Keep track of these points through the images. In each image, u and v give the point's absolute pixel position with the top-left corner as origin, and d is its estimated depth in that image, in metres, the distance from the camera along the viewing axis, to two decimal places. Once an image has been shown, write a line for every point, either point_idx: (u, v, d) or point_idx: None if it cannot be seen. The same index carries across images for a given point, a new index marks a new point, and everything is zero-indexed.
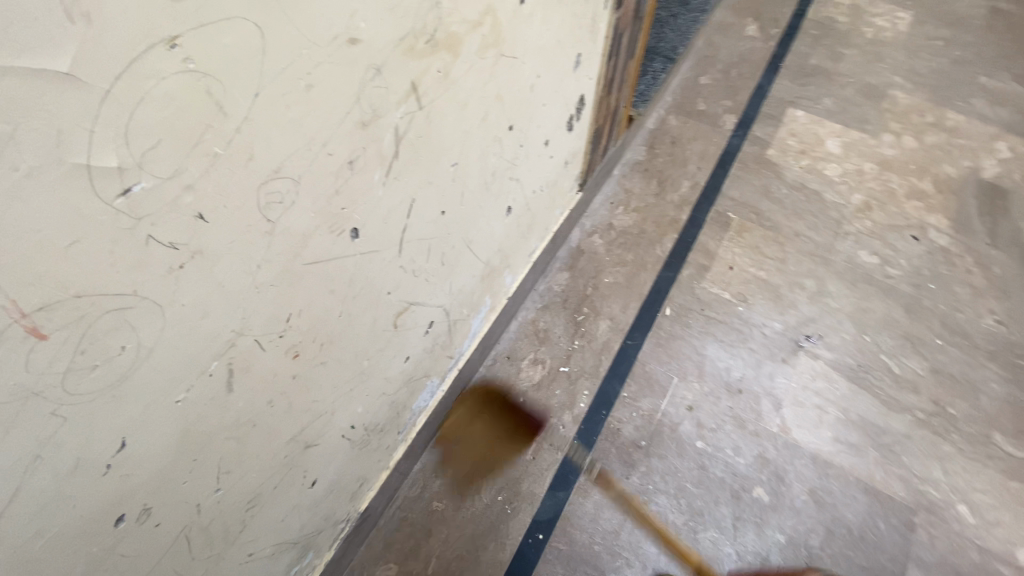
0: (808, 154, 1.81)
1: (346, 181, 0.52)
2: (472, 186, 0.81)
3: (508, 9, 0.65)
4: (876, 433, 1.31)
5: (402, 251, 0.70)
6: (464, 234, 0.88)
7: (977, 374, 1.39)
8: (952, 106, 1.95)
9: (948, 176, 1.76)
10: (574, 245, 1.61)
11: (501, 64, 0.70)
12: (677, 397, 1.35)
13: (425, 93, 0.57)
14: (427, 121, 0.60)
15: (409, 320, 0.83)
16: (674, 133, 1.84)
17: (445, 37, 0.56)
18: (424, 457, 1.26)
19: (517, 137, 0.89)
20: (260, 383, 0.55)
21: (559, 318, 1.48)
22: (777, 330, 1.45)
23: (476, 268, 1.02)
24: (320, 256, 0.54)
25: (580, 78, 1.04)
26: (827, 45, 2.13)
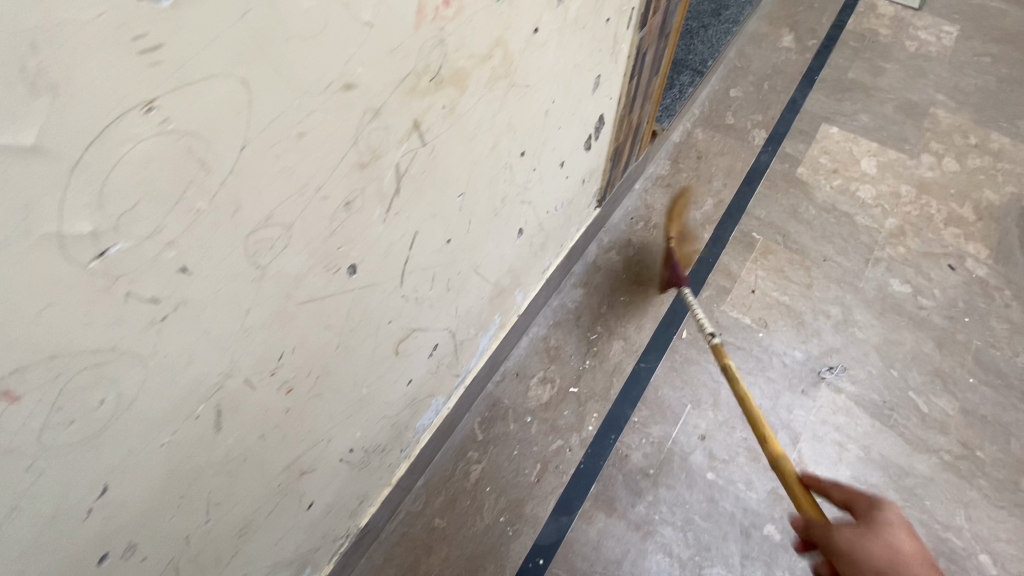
0: (840, 174, 1.73)
1: (343, 222, 0.51)
2: (481, 214, 0.80)
3: (520, 39, 0.63)
4: (898, 474, 1.25)
5: (405, 282, 0.69)
6: (472, 259, 0.86)
7: (1012, 416, 1.31)
8: (998, 127, 1.85)
9: (991, 202, 1.67)
10: (591, 260, 1.58)
11: (512, 94, 0.68)
12: (689, 425, 1.32)
13: (429, 129, 0.55)
14: (431, 156, 0.58)
15: (412, 346, 0.82)
16: (700, 147, 1.79)
17: (450, 73, 0.54)
18: (427, 473, 1.25)
19: (530, 162, 0.87)
20: (251, 420, 0.55)
21: (571, 337, 1.45)
22: (798, 359, 1.40)
23: (484, 289, 1.00)
24: (315, 295, 0.53)
25: (599, 98, 1.01)
26: (866, 59, 2.04)
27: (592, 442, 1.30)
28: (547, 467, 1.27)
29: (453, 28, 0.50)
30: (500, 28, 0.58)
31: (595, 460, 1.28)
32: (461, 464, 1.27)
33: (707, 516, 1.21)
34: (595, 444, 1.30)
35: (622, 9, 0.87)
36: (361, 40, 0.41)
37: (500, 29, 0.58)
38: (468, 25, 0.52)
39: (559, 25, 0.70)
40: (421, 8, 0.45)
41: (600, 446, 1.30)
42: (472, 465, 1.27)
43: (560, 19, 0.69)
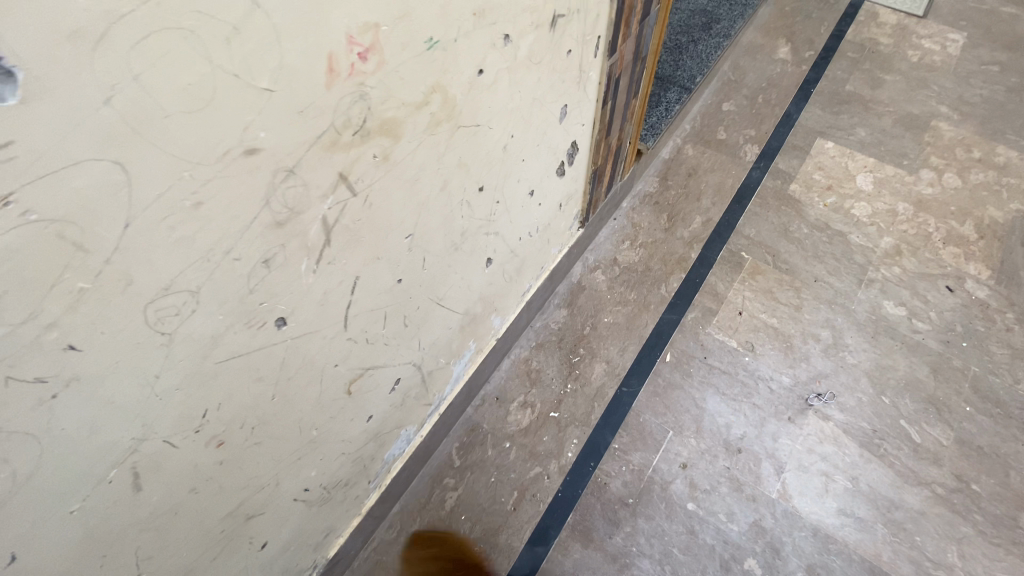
0: (835, 190, 1.69)
1: (262, 279, 0.50)
2: (438, 251, 0.78)
3: (462, 82, 0.61)
4: (887, 508, 1.20)
5: (350, 327, 0.67)
6: (433, 294, 0.84)
7: (1009, 448, 1.26)
8: (1004, 139, 1.79)
9: (994, 220, 1.61)
10: (575, 280, 1.56)
11: (460, 135, 0.66)
12: (670, 452, 1.29)
13: (359, 180, 0.54)
14: (366, 205, 0.57)
15: (368, 384, 0.80)
16: (690, 163, 1.76)
17: (379, 124, 0.52)
18: (402, 500, 1.24)
19: (491, 196, 0.85)
20: (177, 476, 0.54)
21: (553, 359, 1.43)
22: (785, 384, 1.36)
23: (452, 319, 0.98)
24: (237, 351, 0.52)
25: (569, 126, 0.99)
26: (866, 70, 1.99)
27: (570, 471, 1.28)
28: (527, 493, 1.25)
29: (377, 81, 0.49)
30: (437, 74, 0.56)
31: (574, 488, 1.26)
32: (437, 491, 1.25)
33: (687, 549, 1.18)
34: (573, 473, 1.28)
35: (585, 39, 0.85)
36: (261, 106, 0.40)
37: (436, 75, 0.56)
38: (395, 76, 0.51)
39: (510, 63, 0.68)
40: (332, 66, 0.44)
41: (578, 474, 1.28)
42: (448, 492, 1.25)
43: (510, 57, 0.68)
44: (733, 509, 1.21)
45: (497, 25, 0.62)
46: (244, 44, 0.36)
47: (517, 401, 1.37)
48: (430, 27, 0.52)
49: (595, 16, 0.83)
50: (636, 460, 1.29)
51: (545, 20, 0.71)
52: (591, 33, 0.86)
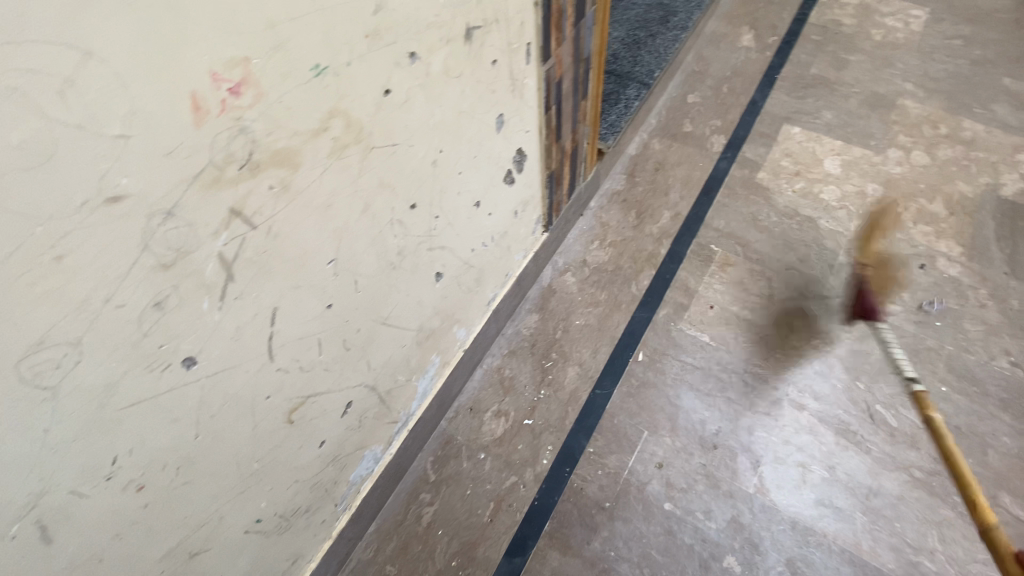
0: (803, 176, 1.68)
1: (156, 322, 0.49)
2: (373, 272, 0.77)
3: (366, 104, 0.60)
4: (865, 495, 1.19)
5: (277, 357, 0.66)
6: (376, 314, 0.83)
7: (987, 427, 1.24)
8: (971, 113, 1.77)
9: (963, 195, 1.59)
10: (545, 284, 1.55)
11: (374, 156, 0.65)
12: (646, 453, 1.27)
13: (256, 213, 0.53)
14: (270, 237, 0.56)
15: (312, 411, 0.79)
16: (657, 158, 1.75)
17: (270, 155, 0.51)
18: (378, 519, 1.23)
19: (428, 211, 0.84)
20: (95, 523, 0.54)
21: (526, 365, 1.42)
22: (759, 376, 1.35)
23: (405, 337, 0.97)
24: (140, 395, 0.52)
25: (509, 134, 0.98)
26: (830, 52, 1.97)
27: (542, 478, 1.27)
28: (506, 502, 1.24)
29: (257, 114, 0.48)
30: (333, 99, 0.55)
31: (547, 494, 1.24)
32: (413, 508, 1.24)
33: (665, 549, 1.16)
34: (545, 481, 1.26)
35: (510, 48, 0.84)
36: (117, 153, 0.40)
37: (332, 99, 0.55)
38: (279, 106, 0.50)
39: (422, 80, 0.67)
40: (196, 103, 0.43)
41: (553, 480, 1.26)
42: (424, 507, 1.24)
43: (422, 74, 0.67)
44: (711, 504, 1.20)
45: (399, 44, 0.61)
46: (82, 95, 0.37)
47: (492, 410, 1.36)
48: (313, 53, 0.51)
49: (519, 24, 0.83)
50: (612, 461, 1.27)
51: (458, 34, 0.70)
52: (518, 41, 0.85)
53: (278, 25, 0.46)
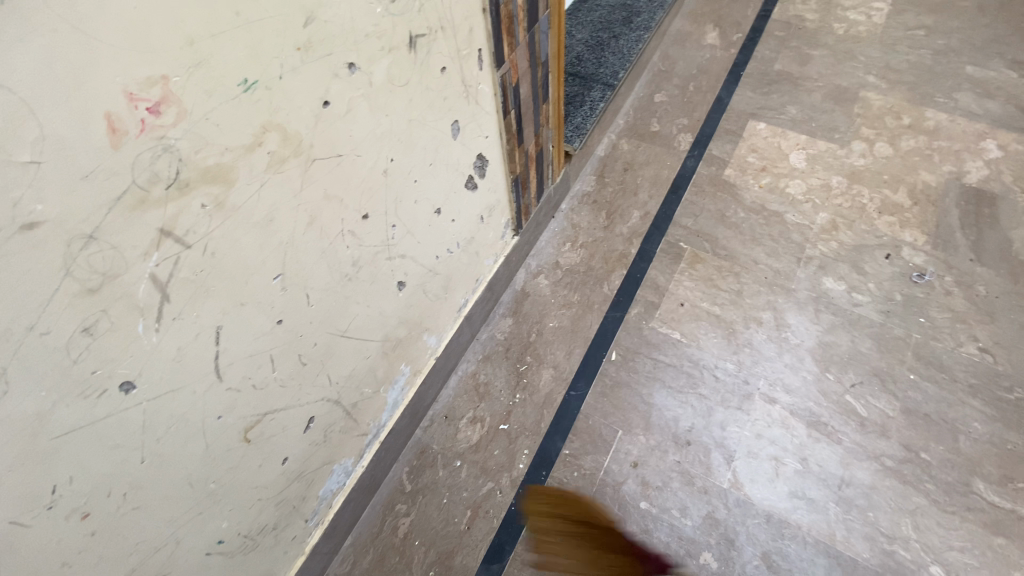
0: (769, 171, 1.70)
1: (88, 348, 0.48)
2: (326, 285, 0.76)
3: (304, 116, 0.60)
4: (837, 485, 1.20)
5: (226, 376, 0.66)
6: (333, 327, 0.82)
7: (957, 413, 1.27)
8: (933, 103, 1.80)
9: (927, 184, 1.62)
10: (518, 287, 1.54)
11: (317, 168, 0.65)
12: (620, 452, 1.28)
13: (189, 232, 0.52)
14: (207, 255, 0.55)
15: (270, 428, 0.78)
16: (625, 159, 1.76)
17: (200, 173, 0.51)
18: (354, 532, 1.22)
19: (384, 221, 0.84)
20: (36, 556, 0.52)
21: (500, 370, 1.41)
22: (730, 371, 1.36)
23: (369, 348, 0.96)
24: (76, 423, 0.50)
25: (467, 141, 0.98)
26: (793, 47, 2.00)
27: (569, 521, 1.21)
28: (484, 509, 1.23)
29: (181, 132, 0.47)
30: (266, 113, 0.55)
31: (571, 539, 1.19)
32: (389, 519, 1.23)
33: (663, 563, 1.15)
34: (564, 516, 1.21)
35: (460, 54, 0.84)
36: (28, 179, 0.39)
37: (265, 113, 0.55)
38: (207, 123, 0.49)
39: (365, 90, 0.67)
40: (112, 125, 0.42)
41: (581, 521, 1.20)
42: (401, 519, 1.23)
43: (364, 84, 0.67)
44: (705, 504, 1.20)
45: (335, 55, 0.60)
46: None
47: (465, 417, 1.35)
48: (240, 68, 0.50)
49: (466, 30, 0.82)
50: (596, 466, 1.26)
51: (400, 43, 0.70)
52: (468, 48, 0.85)
53: (197, 41, 0.46)
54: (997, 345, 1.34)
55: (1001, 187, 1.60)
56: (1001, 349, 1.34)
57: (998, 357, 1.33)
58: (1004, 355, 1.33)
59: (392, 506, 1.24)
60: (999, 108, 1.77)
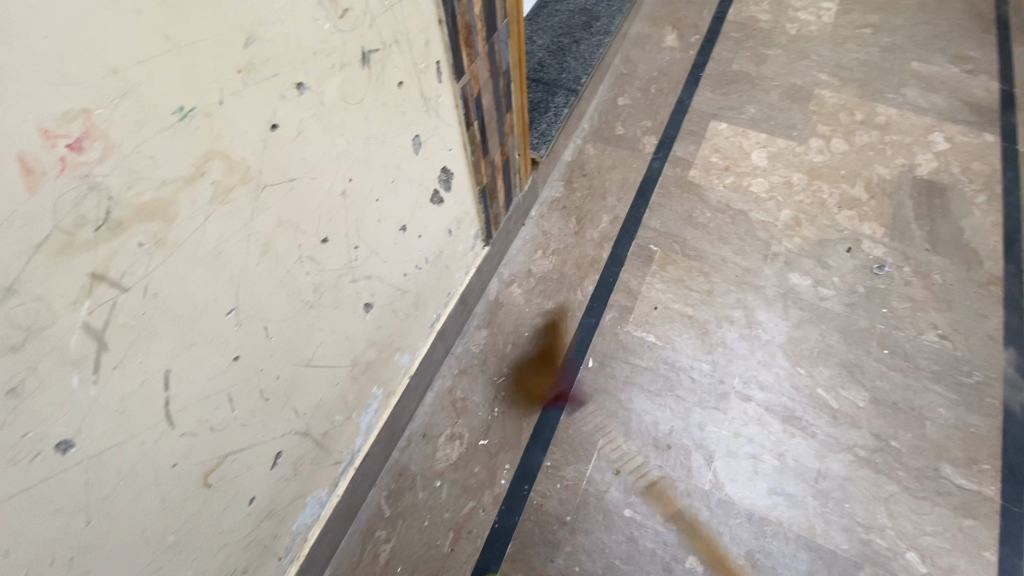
0: (732, 170, 1.72)
1: (15, 409, 0.44)
2: (284, 315, 0.72)
3: (250, 142, 0.56)
4: (815, 479, 1.22)
5: (178, 422, 0.61)
6: (296, 357, 0.78)
7: (922, 399, 1.30)
8: (883, 99, 1.86)
9: (882, 178, 1.67)
10: (491, 298, 1.52)
11: (268, 195, 0.61)
12: (602, 460, 1.26)
13: (126, 274, 0.48)
14: (148, 296, 0.51)
15: (233, 469, 0.74)
16: (591, 163, 1.76)
17: (134, 211, 0.47)
18: (333, 562, 1.17)
19: (345, 243, 0.80)
20: None
21: (477, 384, 1.38)
22: (705, 371, 1.37)
23: (337, 374, 0.92)
24: (7, 492, 0.46)
25: (430, 155, 0.95)
26: (749, 47, 2.04)
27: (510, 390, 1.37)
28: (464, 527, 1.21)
29: (109, 168, 0.43)
30: (206, 141, 0.51)
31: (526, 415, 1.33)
32: (369, 546, 1.19)
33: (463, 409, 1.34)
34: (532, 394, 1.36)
35: (418, 68, 0.81)
36: None
37: (205, 142, 0.51)
38: (139, 156, 0.45)
39: (316, 111, 0.64)
40: (27, 166, 0.38)
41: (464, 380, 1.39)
42: (381, 546, 1.19)
43: (315, 104, 0.63)
44: (860, 417, 1.29)
45: (282, 75, 0.57)
46: None
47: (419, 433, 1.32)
48: (174, 95, 0.46)
49: (423, 43, 0.79)
50: (665, 461, 1.26)
51: (352, 59, 0.66)
52: (425, 61, 0.82)
53: (122, 69, 0.42)
54: (956, 332, 1.39)
55: (950, 177, 1.66)
56: (959, 336, 1.38)
57: (957, 343, 1.37)
58: (962, 341, 1.37)
59: (371, 533, 1.20)
60: (944, 102, 1.84)
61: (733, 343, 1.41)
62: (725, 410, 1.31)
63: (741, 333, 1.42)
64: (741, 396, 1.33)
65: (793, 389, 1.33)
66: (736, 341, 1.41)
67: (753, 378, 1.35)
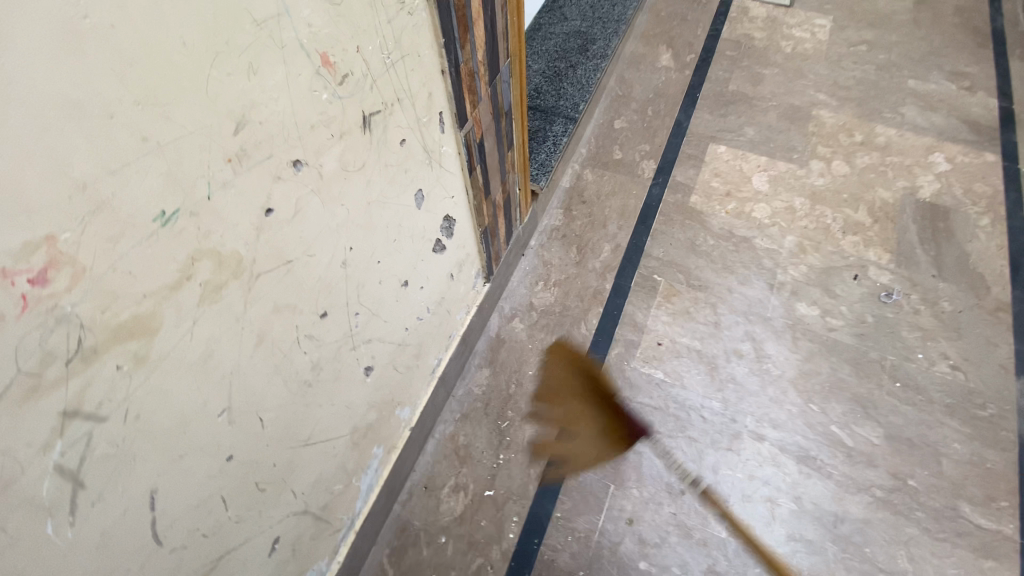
0: (734, 195, 1.69)
1: None
2: (281, 400, 0.66)
3: (242, 232, 0.50)
4: (833, 523, 1.18)
5: (166, 538, 0.55)
6: (294, 439, 0.72)
7: (937, 434, 1.27)
8: (882, 118, 1.85)
9: (885, 201, 1.65)
10: (492, 335, 1.46)
11: (263, 282, 0.55)
12: (614, 509, 1.21)
13: (104, 402, 0.42)
14: (130, 420, 0.45)
15: (228, 568, 0.67)
16: (591, 190, 1.71)
17: (111, 333, 0.41)
18: None
19: (346, 313, 0.74)
20: None
21: (481, 430, 1.32)
22: (716, 410, 1.33)
23: (337, 445, 0.86)
24: None
25: (432, 207, 0.90)
26: (745, 67, 2.02)
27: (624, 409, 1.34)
28: (534, 537, 1.20)
29: (80, 295, 0.37)
30: (194, 241, 0.45)
31: (525, 537, 1.19)
32: None
33: (618, 407, 1.35)
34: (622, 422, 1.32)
35: (421, 122, 0.75)
36: None
37: (192, 242, 0.45)
38: (115, 275, 0.39)
39: (315, 186, 0.58)
40: None
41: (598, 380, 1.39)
42: None
43: (313, 180, 0.57)
44: (877, 457, 1.25)
45: (277, 155, 0.51)
46: None
47: (573, 361, 1.42)
48: (155, 200, 0.40)
49: (425, 95, 0.74)
50: (680, 509, 1.21)
51: (352, 126, 0.61)
52: (427, 114, 0.76)
53: (92, 183, 0.36)
54: (967, 361, 1.36)
55: (952, 200, 1.64)
56: (970, 365, 1.36)
57: (968, 373, 1.35)
58: (973, 371, 1.35)
59: None
60: (943, 121, 1.83)
61: (744, 379, 1.37)
62: (738, 451, 1.27)
63: (751, 367, 1.38)
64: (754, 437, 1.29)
65: (807, 427, 1.29)
66: (747, 377, 1.37)
67: (765, 416, 1.31)
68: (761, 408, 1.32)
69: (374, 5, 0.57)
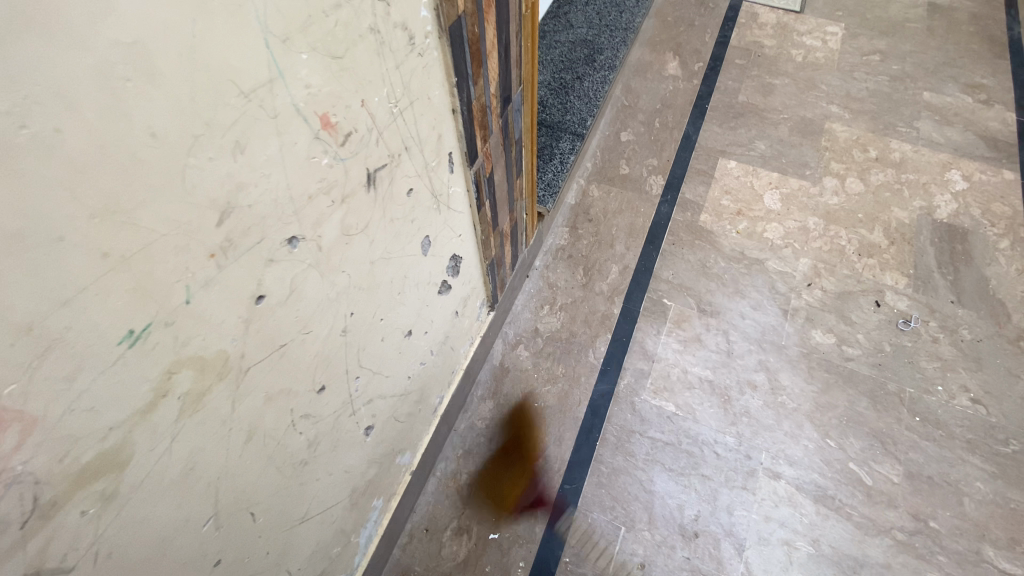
0: (745, 214, 1.63)
1: None
2: (274, 488, 0.59)
3: (228, 329, 0.43)
4: (852, 568, 1.13)
5: None
6: (289, 521, 0.65)
7: (958, 472, 1.23)
8: (896, 133, 1.79)
9: (901, 222, 1.60)
10: (496, 363, 1.40)
11: (252, 375, 0.48)
12: (625, 553, 1.16)
13: (68, 552, 0.35)
14: (101, 561, 0.38)
15: None
16: (597, 207, 1.64)
17: (74, 479, 0.34)
18: None
19: (347, 379, 0.67)
20: None
21: (485, 467, 1.26)
22: (730, 446, 1.27)
23: (335, 511, 0.79)
24: None
25: (439, 250, 0.83)
26: (755, 76, 1.95)
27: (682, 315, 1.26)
28: None
29: (32, 450, 0.31)
30: (171, 353, 0.38)
31: None
32: None
33: (628, 442, 1.29)
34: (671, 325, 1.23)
35: (429, 168, 0.68)
36: None
37: (169, 355, 0.38)
38: (75, 414, 0.32)
39: (314, 261, 0.51)
40: None
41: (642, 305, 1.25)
42: None
43: (312, 254, 0.50)
44: (898, 496, 1.21)
45: (269, 238, 0.44)
46: None
47: (581, 392, 1.36)
48: (123, 319, 0.33)
49: (435, 139, 0.67)
50: (694, 552, 1.16)
51: (356, 186, 0.53)
52: (437, 157, 0.69)
53: (43, 318, 0.29)
54: (988, 394, 1.32)
55: (970, 221, 1.59)
56: (992, 399, 1.31)
57: (990, 407, 1.30)
58: (995, 405, 1.30)
59: None
60: (959, 136, 1.77)
61: (759, 413, 1.31)
62: (753, 490, 1.22)
63: (765, 400, 1.33)
64: (770, 475, 1.24)
65: (825, 465, 1.25)
66: (761, 410, 1.32)
67: (782, 453, 1.26)
68: (777, 443, 1.27)
69: (381, 53, 0.50)
